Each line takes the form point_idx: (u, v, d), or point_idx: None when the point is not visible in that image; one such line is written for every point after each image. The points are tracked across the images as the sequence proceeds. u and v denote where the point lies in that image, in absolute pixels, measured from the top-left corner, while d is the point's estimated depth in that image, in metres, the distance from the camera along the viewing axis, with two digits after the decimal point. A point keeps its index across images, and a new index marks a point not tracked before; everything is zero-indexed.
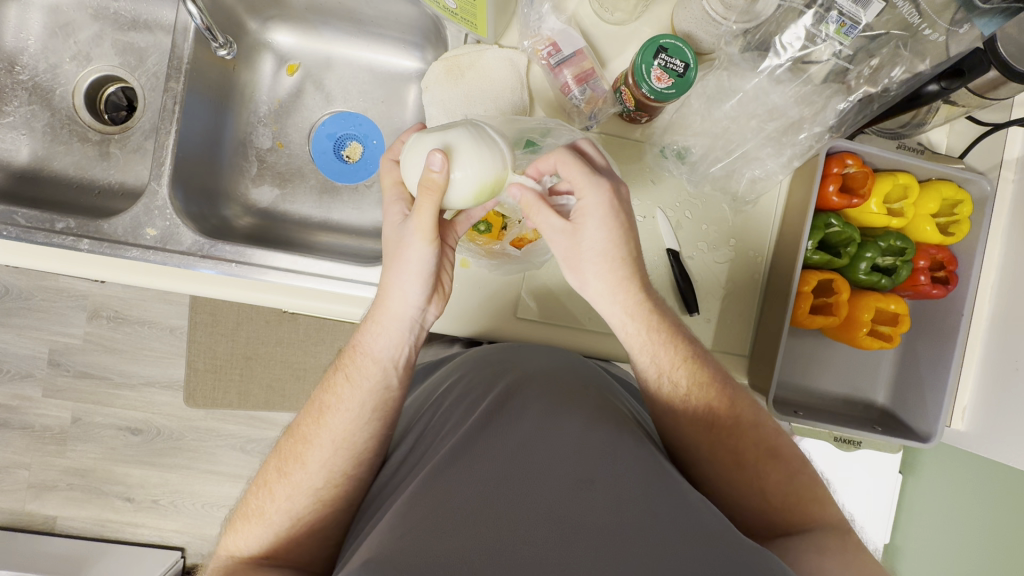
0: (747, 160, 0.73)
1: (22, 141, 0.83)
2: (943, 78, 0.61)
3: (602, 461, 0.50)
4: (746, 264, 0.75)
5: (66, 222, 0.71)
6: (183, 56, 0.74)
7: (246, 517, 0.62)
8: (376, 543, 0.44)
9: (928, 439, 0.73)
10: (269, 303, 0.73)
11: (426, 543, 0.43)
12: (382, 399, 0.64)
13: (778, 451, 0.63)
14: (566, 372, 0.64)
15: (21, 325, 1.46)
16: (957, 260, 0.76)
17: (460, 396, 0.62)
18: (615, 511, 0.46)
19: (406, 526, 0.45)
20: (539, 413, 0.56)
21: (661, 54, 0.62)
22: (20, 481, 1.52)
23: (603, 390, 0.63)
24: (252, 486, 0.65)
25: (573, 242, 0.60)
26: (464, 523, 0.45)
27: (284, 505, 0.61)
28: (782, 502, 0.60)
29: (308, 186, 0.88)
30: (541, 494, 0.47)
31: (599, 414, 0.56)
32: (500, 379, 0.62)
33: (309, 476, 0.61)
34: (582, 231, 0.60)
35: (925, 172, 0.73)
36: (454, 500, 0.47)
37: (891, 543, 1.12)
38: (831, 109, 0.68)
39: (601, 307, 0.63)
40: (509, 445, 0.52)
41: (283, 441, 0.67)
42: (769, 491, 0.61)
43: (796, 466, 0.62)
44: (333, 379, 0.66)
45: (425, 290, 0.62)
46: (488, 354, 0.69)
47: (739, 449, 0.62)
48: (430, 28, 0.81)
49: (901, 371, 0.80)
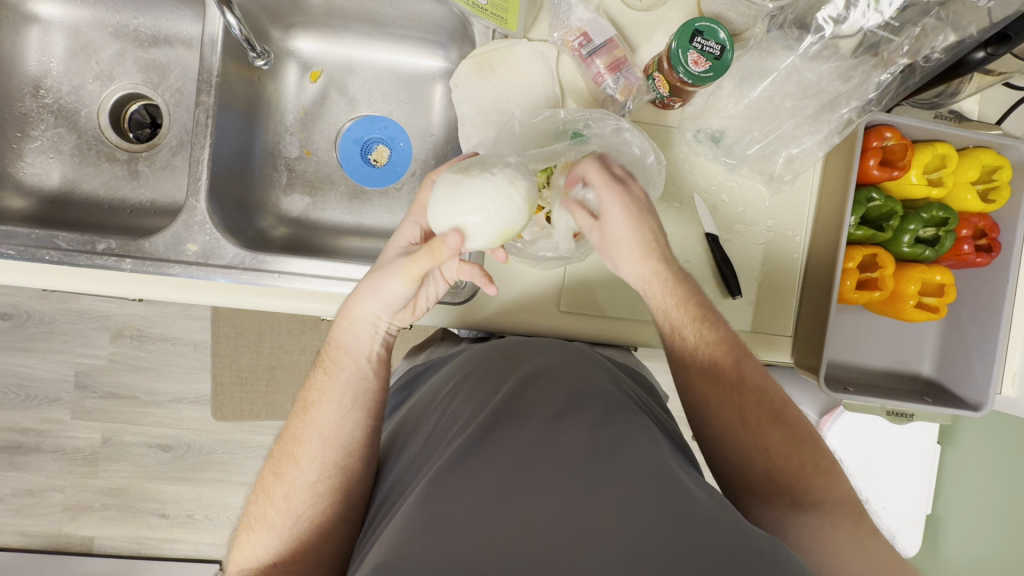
0: (784, 140, 0.73)
1: (52, 164, 0.83)
2: (991, 44, 0.60)
3: (609, 463, 0.50)
4: (784, 242, 0.77)
5: (107, 242, 0.71)
6: (213, 69, 0.74)
7: (251, 527, 0.63)
8: (385, 548, 0.46)
9: (980, 408, 0.74)
10: (315, 312, 0.74)
11: (432, 551, 0.44)
12: (359, 389, 0.66)
13: (784, 414, 0.62)
14: (568, 364, 0.65)
15: (45, 350, 1.47)
16: (999, 228, 0.75)
17: (468, 398, 0.63)
18: (623, 509, 0.45)
19: (413, 533, 0.46)
20: (545, 414, 0.57)
21: (698, 37, 0.63)
22: (55, 504, 1.53)
23: (608, 380, 0.63)
24: (252, 495, 0.65)
25: (605, 228, 0.64)
26: (470, 528, 0.45)
27: (280, 498, 0.62)
28: (785, 465, 0.59)
29: (339, 192, 0.88)
30: (547, 493, 0.47)
31: (605, 412, 0.57)
32: (509, 378, 0.63)
33: (304, 471, 0.62)
34: (610, 220, 0.64)
35: (961, 140, 0.73)
36: (458, 508, 0.47)
37: (932, 516, 1.13)
38: (872, 82, 0.68)
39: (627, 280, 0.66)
40: (515, 449, 0.52)
41: (274, 449, 0.67)
42: (755, 452, 0.61)
43: (784, 432, 0.61)
44: (315, 378, 0.67)
45: (384, 305, 0.63)
46: (486, 352, 0.71)
47: (746, 415, 0.61)
48: (455, 27, 0.81)
49: (944, 339, 0.80)
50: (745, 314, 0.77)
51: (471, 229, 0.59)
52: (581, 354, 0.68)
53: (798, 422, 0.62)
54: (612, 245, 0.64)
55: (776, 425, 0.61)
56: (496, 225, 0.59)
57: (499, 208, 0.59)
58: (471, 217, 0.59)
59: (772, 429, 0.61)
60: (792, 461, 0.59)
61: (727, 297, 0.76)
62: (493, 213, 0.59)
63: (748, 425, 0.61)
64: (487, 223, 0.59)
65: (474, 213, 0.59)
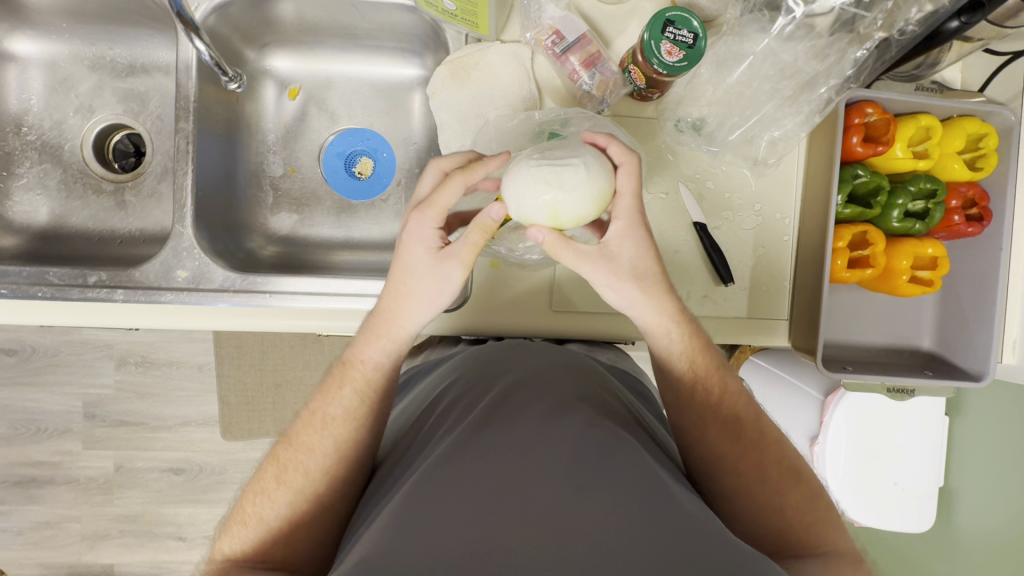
0: (765, 123, 0.73)
1: (39, 201, 0.83)
2: (964, 13, 0.60)
3: (598, 466, 0.51)
4: (773, 226, 0.76)
5: (98, 274, 0.72)
6: (189, 95, 0.74)
7: (244, 523, 0.62)
8: (370, 543, 0.47)
9: (982, 378, 0.73)
10: (308, 330, 0.74)
11: (416, 549, 0.44)
12: (379, 407, 0.64)
13: (800, 470, 0.64)
14: (559, 369, 0.65)
15: (52, 383, 1.48)
16: (989, 196, 0.75)
17: (457, 401, 0.63)
18: (607, 516, 0.46)
19: (398, 529, 0.47)
20: (537, 411, 0.57)
21: (670, 27, 0.62)
22: (73, 534, 1.54)
23: (599, 386, 0.64)
24: (249, 489, 0.64)
25: (613, 267, 0.59)
26: (458, 528, 0.46)
27: (279, 500, 0.61)
28: (800, 521, 0.61)
29: (325, 208, 0.88)
30: (536, 493, 0.48)
31: (596, 415, 0.57)
32: (498, 381, 0.63)
33: (314, 483, 0.61)
34: (621, 255, 0.59)
35: (943, 110, 0.73)
36: (445, 506, 0.48)
37: (945, 488, 1.12)
38: (848, 59, 0.67)
39: (647, 322, 0.63)
40: (504, 447, 0.52)
41: (277, 448, 0.65)
42: (774, 511, 0.61)
43: (801, 489, 0.63)
44: (333, 386, 0.64)
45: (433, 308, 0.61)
46: (481, 354, 0.71)
47: (762, 466, 0.63)
48: (428, 34, 0.81)
49: (942, 312, 0.79)
50: (739, 300, 0.76)
51: (537, 206, 0.58)
52: (575, 360, 0.69)
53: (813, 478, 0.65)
54: (637, 277, 0.60)
55: (794, 482, 0.63)
56: (562, 206, 0.58)
57: (575, 191, 0.57)
58: (545, 194, 0.57)
59: (789, 486, 0.63)
60: (808, 517, 0.61)
61: (720, 284, 0.76)
62: (567, 195, 0.57)
63: (768, 483, 0.62)
64: (556, 202, 0.57)
65: (549, 192, 0.57)
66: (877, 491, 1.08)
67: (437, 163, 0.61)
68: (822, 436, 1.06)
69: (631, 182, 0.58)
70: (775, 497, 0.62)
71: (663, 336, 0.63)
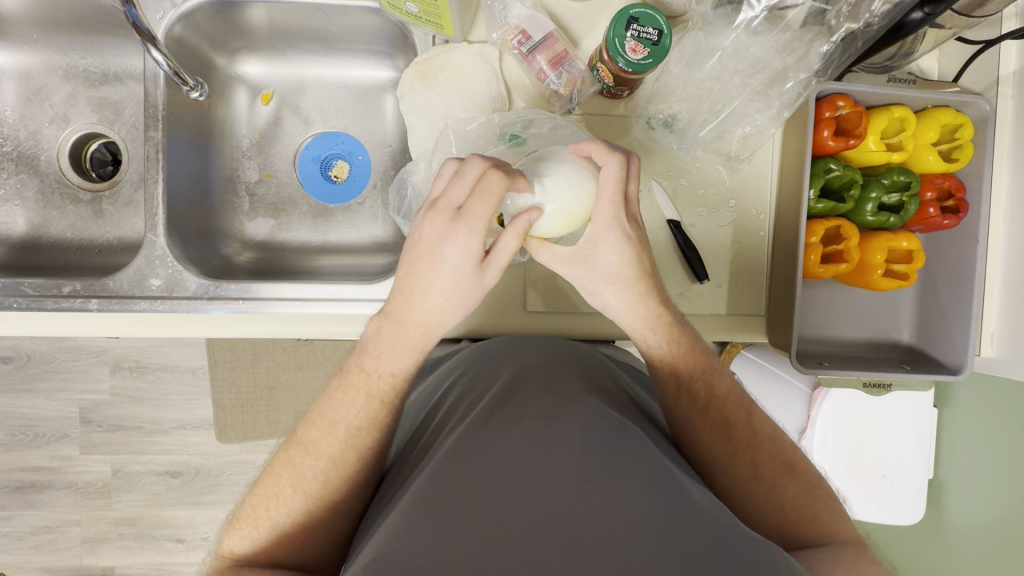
0: (736, 118, 0.72)
1: (17, 212, 0.84)
2: (926, 4, 0.59)
3: (604, 458, 0.50)
4: (748, 222, 0.76)
5: (72, 285, 0.72)
6: (158, 103, 0.74)
7: (252, 525, 0.59)
8: (380, 542, 0.46)
9: (959, 370, 0.73)
10: (279, 335, 0.73)
11: (429, 547, 0.44)
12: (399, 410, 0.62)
13: (795, 463, 0.63)
14: (561, 360, 0.64)
15: (48, 390, 1.49)
16: (965, 186, 0.74)
17: (461, 397, 0.62)
18: (618, 509, 0.46)
19: (408, 528, 0.46)
20: (543, 406, 0.56)
21: (633, 24, 0.61)
22: (74, 538, 1.56)
23: (603, 378, 0.63)
24: (257, 490, 0.61)
25: (591, 271, 0.60)
26: (469, 524, 0.46)
27: (296, 506, 0.59)
28: (799, 515, 0.60)
29: (302, 211, 0.88)
30: (545, 488, 0.47)
31: (602, 406, 0.56)
32: (500, 373, 0.62)
33: (335, 490, 0.59)
34: (599, 258, 0.59)
35: (917, 101, 0.71)
36: (456, 503, 0.47)
37: (935, 479, 1.12)
38: (814, 53, 0.67)
39: (624, 322, 0.64)
40: (511, 441, 0.52)
41: (287, 451, 0.61)
42: (770, 506, 0.60)
43: (796, 482, 0.62)
44: (350, 391, 0.60)
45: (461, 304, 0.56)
46: (481, 350, 0.69)
47: (756, 461, 0.62)
48: (397, 36, 0.80)
49: (922, 304, 0.79)
50: (715, 297, 0.76)
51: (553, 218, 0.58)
52: (579, 351, 0.67)
53: (807, 469, 0.63)
54: (620, 280, 0.60)
55: (790, 476, 0.62)
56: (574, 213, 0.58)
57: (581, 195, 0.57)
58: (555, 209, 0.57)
59: (784, 480, 0.62)
60: (807, 513, 0.60)
61: (694, 281, 0.75)
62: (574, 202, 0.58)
63: (761, 480, 0.61)
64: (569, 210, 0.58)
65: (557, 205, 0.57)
66: (865, 484, 1.08)
67: (478, 163, 0.51)
68: (810, 430, 1.05)
69: (615, 170, 0.55)
70: (771, 492, 0.61)
71: (647, 333, 0.64)
